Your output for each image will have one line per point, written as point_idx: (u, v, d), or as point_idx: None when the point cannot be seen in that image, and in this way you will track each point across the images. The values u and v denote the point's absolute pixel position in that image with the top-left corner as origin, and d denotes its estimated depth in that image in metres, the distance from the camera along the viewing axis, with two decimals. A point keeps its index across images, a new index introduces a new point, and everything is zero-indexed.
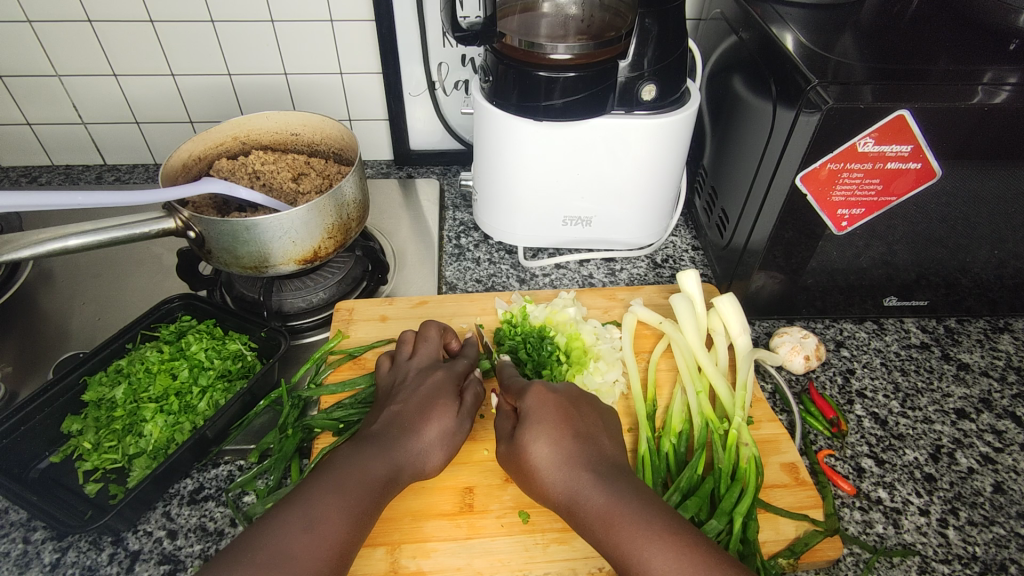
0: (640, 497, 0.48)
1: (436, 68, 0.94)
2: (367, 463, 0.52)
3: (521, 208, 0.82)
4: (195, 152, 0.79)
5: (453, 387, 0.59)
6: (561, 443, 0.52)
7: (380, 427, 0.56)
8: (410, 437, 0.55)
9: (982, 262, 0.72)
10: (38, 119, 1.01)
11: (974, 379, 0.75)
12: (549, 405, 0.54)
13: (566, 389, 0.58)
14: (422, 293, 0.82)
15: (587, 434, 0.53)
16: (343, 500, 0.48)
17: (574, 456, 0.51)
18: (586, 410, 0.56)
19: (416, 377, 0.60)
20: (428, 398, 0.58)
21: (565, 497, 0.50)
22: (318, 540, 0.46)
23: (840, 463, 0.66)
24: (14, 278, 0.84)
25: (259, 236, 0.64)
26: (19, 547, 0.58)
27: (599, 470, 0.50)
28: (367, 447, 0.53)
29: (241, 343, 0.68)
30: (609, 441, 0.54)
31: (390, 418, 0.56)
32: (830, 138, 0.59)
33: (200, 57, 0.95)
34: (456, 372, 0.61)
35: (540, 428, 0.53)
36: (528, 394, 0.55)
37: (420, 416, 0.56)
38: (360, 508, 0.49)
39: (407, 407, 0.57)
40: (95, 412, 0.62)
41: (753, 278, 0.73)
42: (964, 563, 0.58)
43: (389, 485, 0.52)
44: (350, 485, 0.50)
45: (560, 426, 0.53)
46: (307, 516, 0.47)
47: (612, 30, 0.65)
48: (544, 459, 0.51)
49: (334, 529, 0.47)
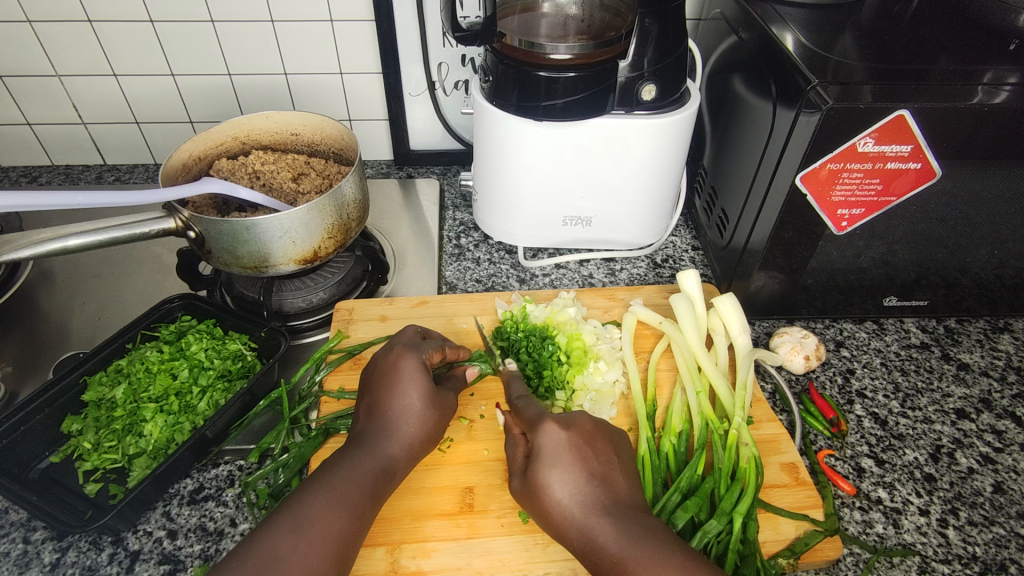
0: (653, 537, 0.48)
1: (436, 68, 0.94)
2: (354, 460, 0.52)
3: (521, 208, 0.82)
4: (195, 152, 0.79)
5: (417, 360, 0.59)
6: (577, 486, 0.51)
7: (363, 424, 0.56)
8: (391, 423, 0.56)
9: (982, 262, 0.72)
10: (37, 119, 1.01)
11: (974, 379, 0.75)
12: (563, 444, 0.54)
13: (580, 423, 0.57)
14: (422, 293, 0.82)
15: (602, 474, 0.53)
16: (333, 498, 0.49)
17: (589, 500, 0.51)
18: (601, 447, 0.55)
19: (382, 359, 0.60)
20: (402, 383, 0.57)
21: (581, 542, 0.50)
22: (309, 539, 0.46)
23: (840, 463, 0.66)
24: (14, 278, 0.84)
25: (258, 236, 0.64)
26: (19, 547, 0.58)
27: (615, 513, 0.50)
28: (354, 446, 0.54)
29: (241, 343, 0.68)
30: (624, 480, 0.53)
31: (368, 410, 0.57)
32: (829, 139, 0.59)
33: (200, 58, 0.95)
34: (421, 348, 0.61)
35: (557, 471, 0.52)
36: (541, 432, 0.55)
37: (393, 397, 0.57)
38: (352, 506, 0.49)
39: (378, 392, 0.58)
40: (95, 412, 0.62)
41: (753, 278, 0.73)
42: (964, 563, 0.58)
43: (382, 479, 0.53)
44: (340, 483, 0.50)
45: (576, 468, 0.52)
46: (295, 518, 0.47)
47: (612, 30, 0.65)
48: (561, 504, 0.51)
49: (327, 528, 0.47)
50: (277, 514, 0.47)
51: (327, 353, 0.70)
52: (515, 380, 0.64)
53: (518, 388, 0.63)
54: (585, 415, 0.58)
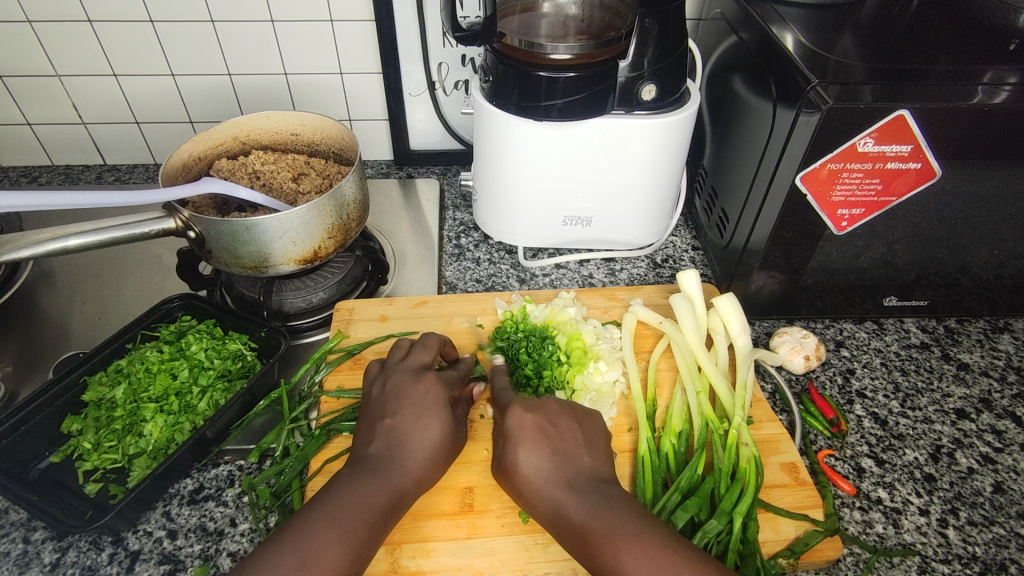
0: (616, 507, 0.48)
1: (436, 68, 0.94)
2: (366, 488, 0.51)
3: (521, 208, 0.82)
4: (195, 152, 0.79)
5: (442, 394, 0.59)
6: (541, 462, 0.52)
7: (377, 447, 0.55)
8: (407, 452, 0.55)
9: (983, 262, 0.72)
10: (37, 119, 1.01)
11: (974, 379, 0.75)
12: (528, 424, 0.54)
13: (546, 405, 0.57)
14: (422, 293, 0.82)
15: (566, 450, 0.53)
16: (341, 528, 0.48)
17: (554, 474, 0.51)
18: (566, 424, 0.55)
19: (405, 382, 0.59)
20: (427, 416, 0.57)
21: (549, 515, 0.50)
22: (314, 571, 0.45)
23: (840, 463, 0.66)
24: (14, 278, 0.84)
25: (259, 236, 0.64)
26: (19, 547, 0.58)
27: (578, 487, 0.50)
28: (365, 471, 0.53)
29: (241, 343, 0.68)
30: (590, 455, 0.54)
31: (386, 434, 0.56)
32: (829, 139, 0.59)
33: (200, 58, 0.95)
34: (446, 379, 0.61)
35: (523, 449, 0.53)
36: (508, 414, 0.55)
37: (413, 427, 0.56)
38: (359, 537, 0.48)
39: (399, 418, 0.57)
40: (95, 412, 0.62)
41: (753, 278, 0.73)
42: (964, 563, 0.58)
43: (390, 511, 0.52)
44: (349, 514, 0.49)
45: (541, 445, 0.53)
46: (301, 549, 0.46)
47: (612, 30, 0.65)
48: (528, 481, 0.51)
49: (331, 560, 0.46)
50: (278, 544, 0.46)
51: (327, 353, 0.70)
52: (500, 376, 0.64)
53: (501, 381, 0.63)
54: (551, 398, 0.59)
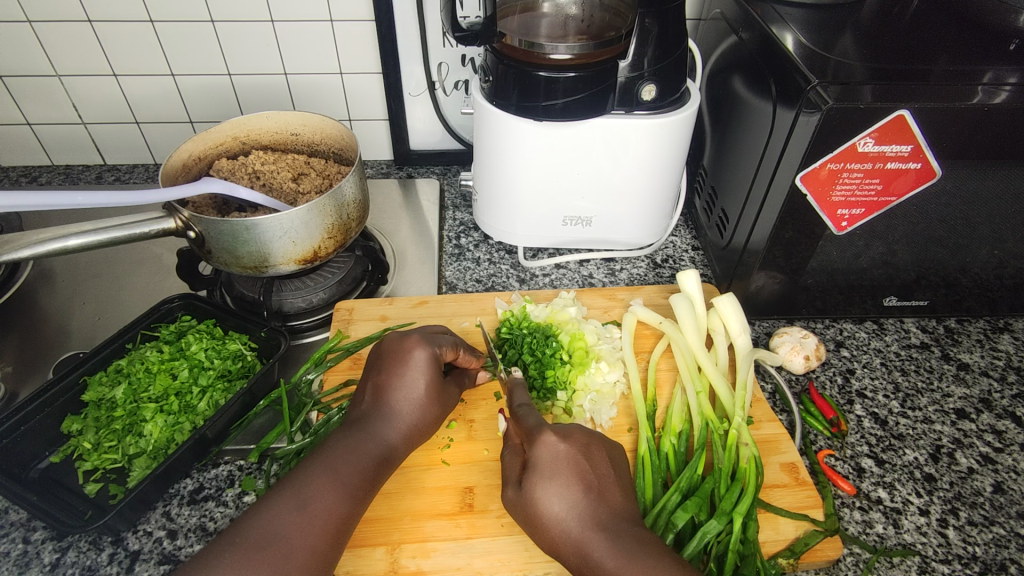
0: (652, 552, 0.47)
1: (436, 68, 0.94)
2: (355, 443, 0.53)
3: (521, 207, 0.82)
4: (195, 152, 0.79)
5: (429, 353, 0.59)
6: (574, 499, 0.51)
7: (368, 405, 0.57)
8: (394, 411, 0.56)
9: (982, 262, 0.72)
10: (37, 119, 1.01)
11: (974, 379, 0.75)
12: (561, 457, 0.53)
13: (577, 435, 0.56)
14: (422, 293, 0.82)
15: (599, 487, 0.52)
16: (335, 479, 0.49)
17: (586, 513, 0.50)
18: (599, 459, 0.54)
19: (395, 344, 0.60)
20: (410, 374, 0.58)
21: (575, 557, 0.49)
22: (312, 518, 0.46)
23: (840, 463, 0.66)
24: (14, 278, 0.84)
25: (259, 236, 0.64)
26: (19, 547, 0.58)
27: (611, 529, 0.49)
28: (356, 428, 0.54)
29: (241, 343, 0.68)
30: (621, 496, 0.53)
31: (374, 392, 0.57)
32: (829, 139, 0.59)
33: (200, 57, 0.95)
34: (435, 341, 0.60)
35: (553, 484, 0.51)
36: (538, 444, 0.54)
37: (398, 386, 0.57)
38: (352, 487, 0.50)
39: (385, 376, 0.58)
40: (95, 412, 0.62)
41: (753, 279, 0.73)
42: (964, 563, 0.58)
43: (383, 464, 0.53)
44: (342, 465, 0.51)
45: (571, 480, 0.52)
46: (300, 497, 0.47)
47: (612, 30, 0.65)
48: (556, 517, 0.50)
49: (327, 507, 0.47)
50: (279, 492, 0.48)
51: (327, 353, 0.70)
52: (518, 388, 0.63)
53: (521, 396, 0.61)
54: (580, 428, 0.57)
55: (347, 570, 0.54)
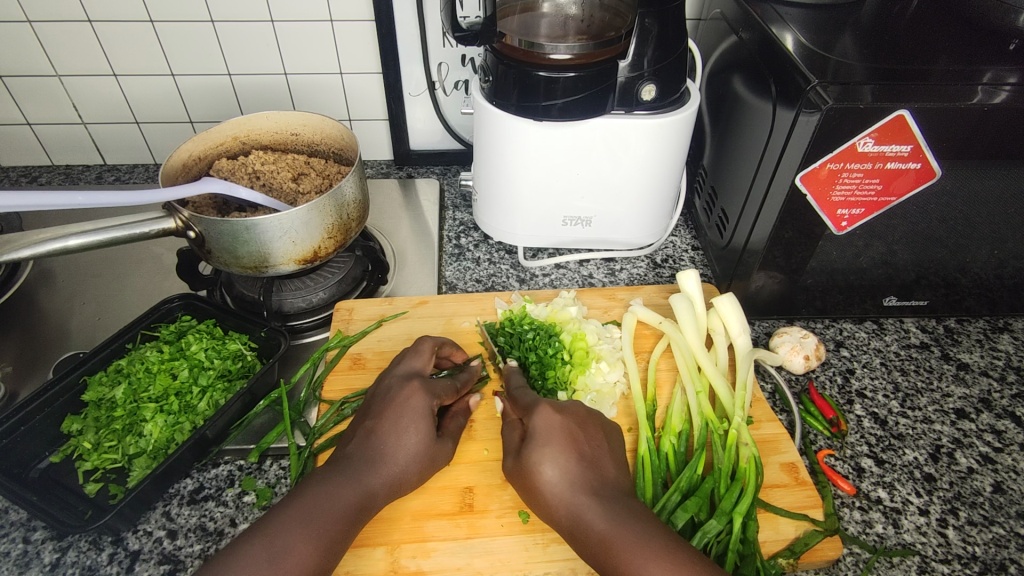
0: (639, 520, 0.48)
1: (436, 68, 0.94)
2: (338, 492, 0.51)
3: (521, 207, 0.82)
4: (195, 152, 0.79)
5: (427, 404, 0.58)
6: (567, 467, 0.51)
7: (355, 450, 0.55)
8: (383, 455, 0.55)
9: (982, 262, 0.72)
10: (37, 119, 1.01)
11: (974, 379, 0.75)
12: (556, 427, 0.54)
13: (573, 408, 0.57)
14: (422, 292, 0.82)
15: (592, 457, 0.53)
16: (311, 530, 0.48)
17: (579, 480, 0.51)
18: (592, 432, 0.55)
19: (392, 388, 0.59)
20: (405, 424, 0.56)
21: (568, 521, 0.50)
22: (281, 572, 0.45)
23: (840, 463, 0.66)
24: (14, 278, 0.84)
25: (259, 236, 0.64)
26: (19, 547, 0.58)
27: (603, 496, 0.50)
28: (341, 473, 0.53)
29: (241, 343, 0.68)
30: (612, 466, 0.53)
31: (365, 437, 0.56)
32: (829, 139, 0.59)
33: (199, 58, 0.95)
34: (433, 387, 0.60)
35: (547, 451, 0.52)
36: (536, 414, 0.55)
37: (396, 429, 0.56)
38: (329, 539, 0.48)
39: (380, 423, 0.56)
40: (95, 412, 0.62)
41: (753, 278, 0.73)
42: (964, 563, 0.58)
43: (363, 511, 0.52)
44: (321, 514, 0.49)
45: (568, 450, 0.52)
46: (272, 549, 0.46)
47: (612, 30, 0.65)
48: (550, 483, 0.51)
49: (301, 560, 0.46)
50: (249, 541, 0.46)
51: (326, 352, 0.70)
52: (515, 375, 0.63)
53: (518, 380, 0.62)
54: (578, 402, 0.58)
55: (347, 570, 0.54)
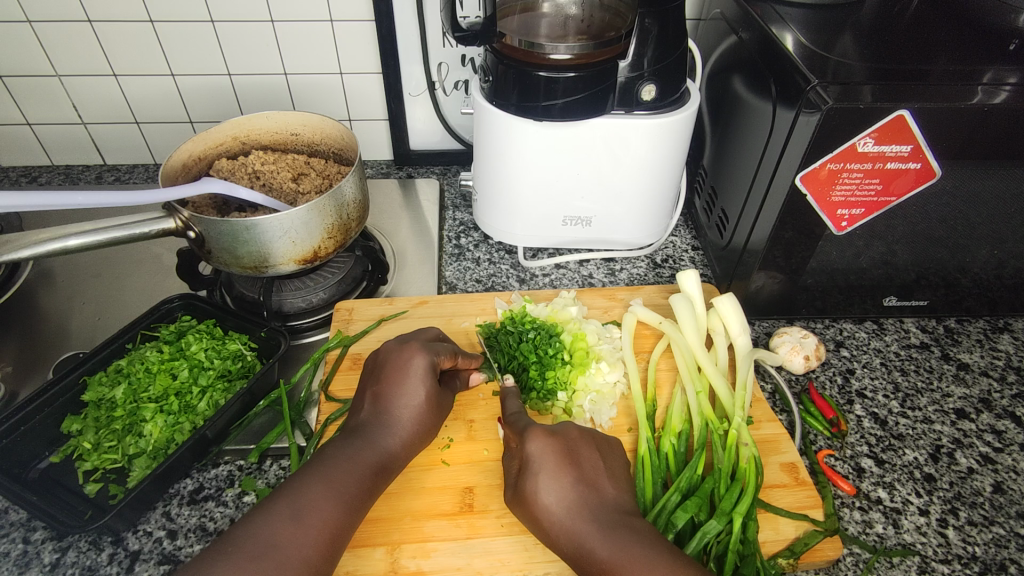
0: (641, 539, 0.48)
1: (436, 68, 0.94)
2: (353, 452, 0.53)
3: (521, 207, 0.82)
4: (195, 152, 0.79)
5: (428, 360, 0.59)
6: (564, 491, 0.51)
7: (367, 415, 0.57)
8: (394, 418, 0.56)
9: (983, 262, 0.72)
10: (37, 119, 1.01)
11: (974, 379, 0.75)
12: (549, 451, 0.54)
13: (565, 430, 0.57)
14: (422, 292, 0.82)
15: (589, 479, 0.53)
16: (330, 488, 0.49)
17: (578, 504, 0.51)
18: (587, 453, 0.55)
19: (392, 352, 0.61)
20: (410, 381, 0.58)
21: (570, 547, 0.49)
22: (306, 528, 0.46)
23: (840, 463, 0.66)
24: (14, 278, 0.84)
25: (259, 236, 0.64)
26: (19, 548, 0.58)
27: (602, 519, 0.50)
28: (355, 437, 0.55)
29: (241, 343, 0.68)
30: (611, 485, 0.53)
31: (373, 402, 0.57)
32: (829, 139, 0.59)
33: (199, 58, 0.95)
34: (432, 347, 0.61)
35: (543, 477, 0.52)
36: (528, 439, 0.55)
37: (399, 394, 0.57)
38: (350, 497, 0.50)
39: (385, 386, 0.58)
40: (95, 412, 0.62)
41: (753, 278, 0.73)
42: (964, 563, 0.58)
43: (382, 472, 0.54)
44: (339, 475, 0.51)
45: (563, 474, 0.52)
46: (295, 506, 0.47)
47: (612, 30, 0.65)
48: (550, 510, 0.51)
49: (324, 515, 0.47)
50: (272, 503, 0.47)
51: (326, 353, 0.70)
52: (510, 397, 0.61)
53: (513, 404, 0.60)
54: (571, 424, 0.58)
55: (347, 570, 0.54)
